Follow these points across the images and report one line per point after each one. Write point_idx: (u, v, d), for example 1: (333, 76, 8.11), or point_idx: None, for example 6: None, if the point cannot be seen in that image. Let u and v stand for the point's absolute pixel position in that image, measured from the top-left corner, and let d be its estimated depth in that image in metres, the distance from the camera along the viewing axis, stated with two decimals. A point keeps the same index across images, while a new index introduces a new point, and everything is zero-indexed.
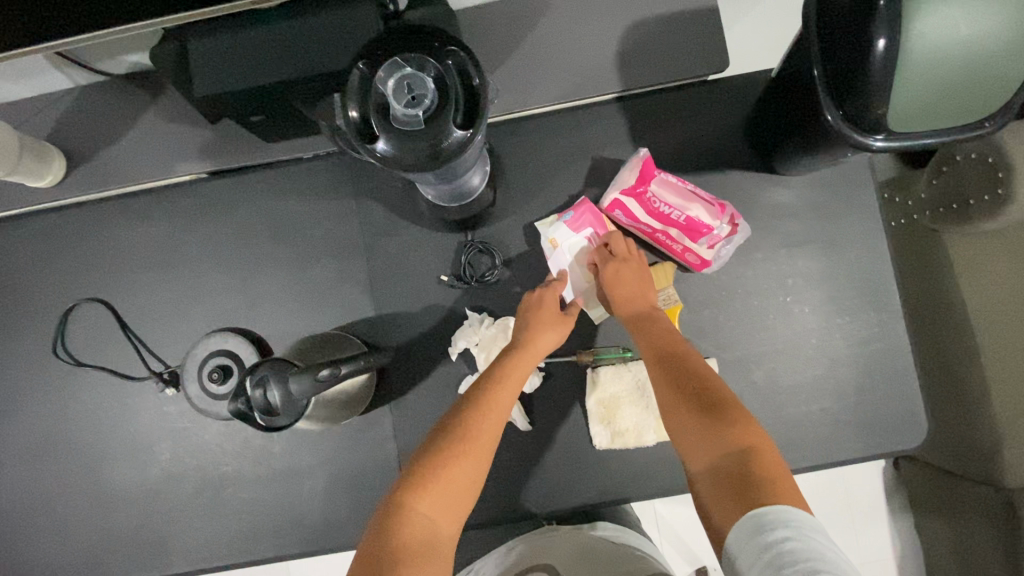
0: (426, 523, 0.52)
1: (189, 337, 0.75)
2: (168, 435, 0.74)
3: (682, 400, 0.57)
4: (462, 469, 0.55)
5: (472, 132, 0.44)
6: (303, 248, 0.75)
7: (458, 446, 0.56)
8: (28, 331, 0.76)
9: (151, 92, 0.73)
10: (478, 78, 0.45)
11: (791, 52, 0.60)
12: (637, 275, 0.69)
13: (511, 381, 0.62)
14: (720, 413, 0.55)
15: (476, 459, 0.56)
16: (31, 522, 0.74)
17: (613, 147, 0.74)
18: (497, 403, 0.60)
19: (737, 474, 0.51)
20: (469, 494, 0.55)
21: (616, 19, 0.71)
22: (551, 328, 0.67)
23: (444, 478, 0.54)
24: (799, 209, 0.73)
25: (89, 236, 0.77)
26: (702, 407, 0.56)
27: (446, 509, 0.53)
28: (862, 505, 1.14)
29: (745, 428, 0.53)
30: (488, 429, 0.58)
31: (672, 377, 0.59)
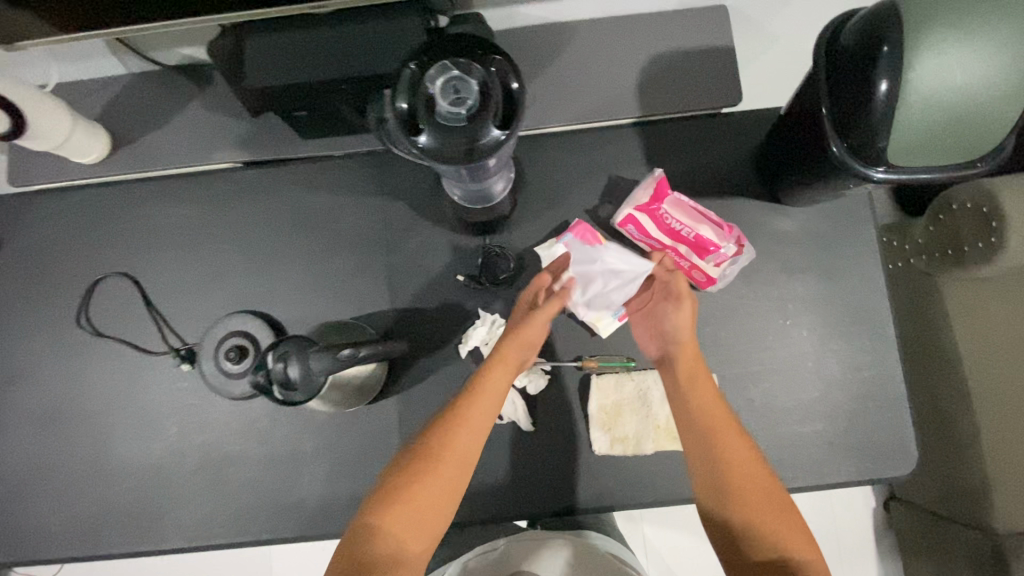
0: (399, 534, 0.59)
1: (207, 316, 0.78)
2: (178, 411, 0.76)
3: (735, 479, 0.62)
4: (430, 489, 0.60)
5: (508, 134, 0.48)
6: (327, 240, 0.79)
7: (424, 470, 0.61)
8: (49, 299, 0.78)
9: (200, 84, 0.79)
10: (518, 84, 0.48)
11: (801, 89, 0.65)
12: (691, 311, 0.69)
13: (484, 400, 0.64)
14: (766, 503, 0.62)
15: (446, 477, 0.61)
16: (31, 488, 0.75)
17: (629, 165, 0.78)
18: (468, 425, 0.63)
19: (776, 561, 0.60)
20: (435, 512, 0.61)
21: (637, 51, 0.77)
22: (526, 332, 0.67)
23: (410, 501, 0.60)
24: (802, 237, 0.76)
25: (118, 213, 0.80)
26: (752, 490, 0.62)
27: (415, 525, 0.60)
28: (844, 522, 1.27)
29: (784, 518, 0.61)
30: (454, 452, 0.62)
31: (728, 452, 0.63)
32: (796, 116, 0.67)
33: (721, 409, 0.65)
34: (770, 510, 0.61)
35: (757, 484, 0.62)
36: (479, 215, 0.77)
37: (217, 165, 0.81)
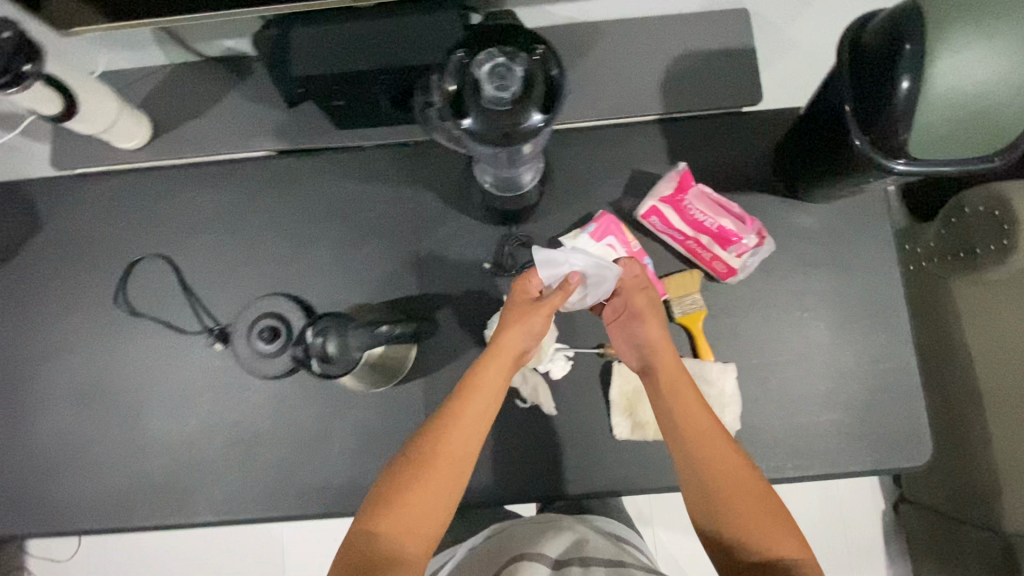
0: (398, 537, 0.61)
1: (241, 298, 0.80)
2: (210, 388, 0.78)
3: (722, 483, 0.65)
4: (423, 496, 0.63)
5: (548, 118, 0.50)
6: (357, 226, 0.81)
7: (414, 478, 0.63)
8: (89, 278, 0.81)
9: (239, 75, 0.82)
10: (559, 72, 0.51)
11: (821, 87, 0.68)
12: (655, 321, 0.72)
13: (473, 405, 0.66)
14: (753, 506, 0.64)
15: (438, 483, 0.63)
16: (66, 462, 0.77)
17: (652, 159, 0.80)
18: (459, 428, 0.65)
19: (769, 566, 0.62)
20: (434, 514, 0.63)
21: (661, 51, 0.80)
22: (514, 337, 0.68)
23: (405, 505, 0.62)
24: (821, 232, 0.78)
25: (155, 196, 0.82)
26: (740, 492, 0.64)
27: (411, 528, 0.62)
28: (848, 514, 1.30)
29: (772, 514, 0.64)
30: (446, 455, 0.64)
31: (711, 458, 0.65)
32: (814, 114, 0.69)
33: (705, 418, 0.67)
34: (757, 514, 0.64)
35: (745, 485, 0.64)
36: (506, 205, 0.79)
37: (253, 153, 0.84)
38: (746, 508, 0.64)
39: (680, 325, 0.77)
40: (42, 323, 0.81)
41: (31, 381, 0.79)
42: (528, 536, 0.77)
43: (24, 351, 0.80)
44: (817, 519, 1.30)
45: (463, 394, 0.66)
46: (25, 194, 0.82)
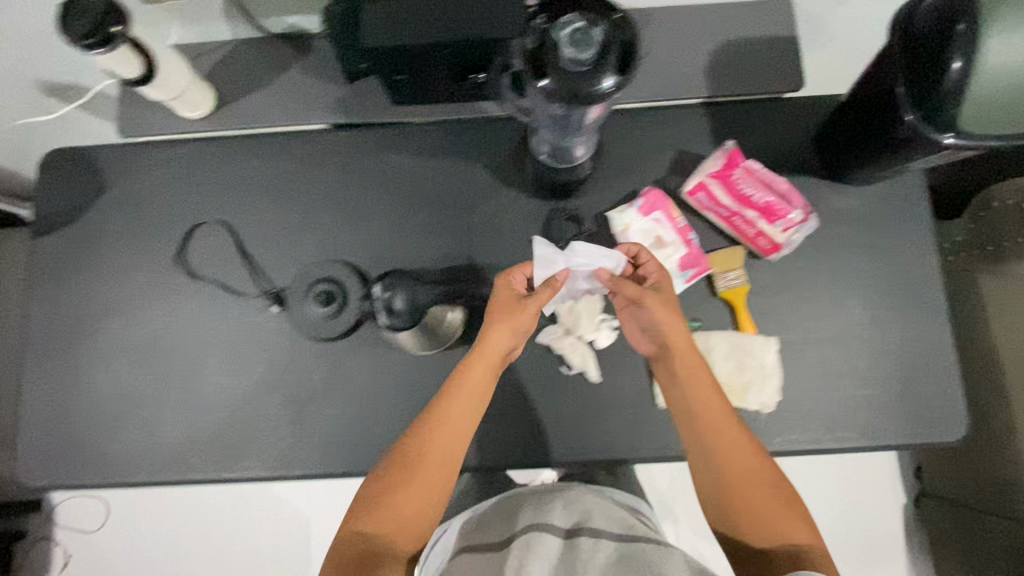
0: (396, 524, 0.70)
1: (296, 264, 0.83)
2: (265, 349, 0.81)
3: (732, 463, 0.70)
4: (413, 490, 0.70)
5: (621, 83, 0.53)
6: (409, 198, 0.84)
7: (407, 476, 0.70)
8: (152, 241, 0.85)
9: (301, 51, 0.85)
10: (633, 38, 0.53)
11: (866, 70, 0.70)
12: (672, 316, 0.72)
13: (458, 406, 0.71)
14: (762, 491, 0.71)
15: (428, 478, 0.71)
16: (125, 414, 0.81)
17: (696, 140, 0.83)
18: (441, 429, 0.71)
19: (776, 546, 0.69)
20: (424, 504, 0.71)
21: (707, 37, 0.83)
22: (497, 339, 0.73)
23: (398, 498, 0.70)
24: (860, 213, 0.81)
25: (216, 165, 0.86)
26: (747, 469, 0.70)
27: (404, 515, 0.70)
28: (868, 507, 1.31)
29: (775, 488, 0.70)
30: (429, 455, 0.71)
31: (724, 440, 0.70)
32: (857, 96, 0.72)
33: (721, 407, 0.72)
34: (766, 497, 0.70)
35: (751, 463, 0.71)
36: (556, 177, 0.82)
37: (311, 127, 0.87)
38: (756, 492, 0.70)
39: (722, 299, 0.79)
40: (105, 282, 0.84)
41: (94, 337, 0.83)
42: (534, 506, 0.79)
43: (88, 308, 0.84)
44: None
45: (450, 397, 0.71)
46: (93, 159, 0.86)
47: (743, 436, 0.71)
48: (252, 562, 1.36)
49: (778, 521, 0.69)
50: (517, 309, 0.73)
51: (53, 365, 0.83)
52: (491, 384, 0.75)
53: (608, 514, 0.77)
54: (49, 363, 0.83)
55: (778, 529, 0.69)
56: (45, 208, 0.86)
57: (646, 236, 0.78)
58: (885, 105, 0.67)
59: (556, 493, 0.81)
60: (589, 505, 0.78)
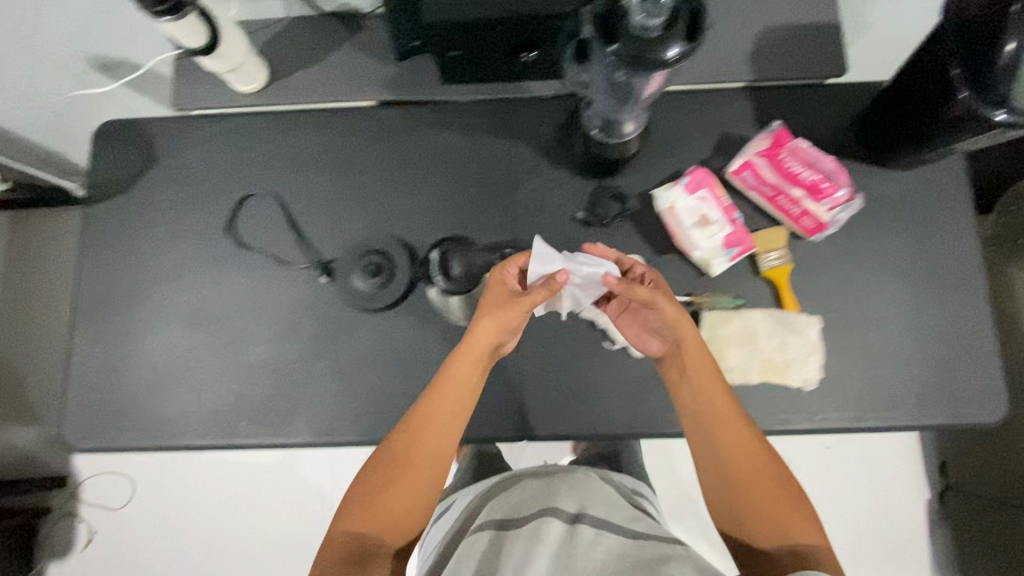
0: (385, 521, 0.68)
1: (344, 235, 0.84)
2: (313, 318, 0.83)
3: (735, 461, 0.69)
4: (402, 487, 0.69)
5: (685, 53, 0.54)
6: (455, 174, 0.85)
7: (395, 474, 0.69)
8: (202, 211, 0.86)
9: (352, 30, 0.88)
10: (703, 10, 0.54)
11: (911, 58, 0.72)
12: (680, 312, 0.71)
13: (443, 402, 0.69)
14: (769, 491, 0.68)
15: (415, 476, 0.69)
16: (175, 380, 0.83)
17: (741, 122, 0.84)
18: (428, 425, 0.70)
19: (782, 548, 0.66)
20: (412, 501, 0.69)
21: (751, 24, 0.85)
22: (484, 335, 0.70)
23: (387, 494, 0.68)
24: (904, 196, 0.81)
25: (265, 137, 0.87)
26: (752, 467, 0.69)
27: (393, 512, 0.68)
28: (892, 499, 1.31)
29: (781, 487, 0.69)
30: (416, 451, 0.69)
31: (727, 436, 0.70)
32: (904, 83, 0.73)
33: (728, 404, 0.71)
34: (772, 497, 0.68)
35: (756, 461, 0.69)
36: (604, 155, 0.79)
37: (359, 102, 0.88)
38: (763, 491, 0.68)
39: (765, 278, 0.80)
40: (155, 251, 0.86)
41: (144, 304, 0.85)
42: (531, 492, 0.79)
43: (138, 276, 0.86)
44: (862, 507, 1.31)
45: (436, 392, 0.70)
46: (144, 130, 0.88)
47: (750, 433, 0.70)
48: (277, 539, 1.38)
49: (785, 522, 0.67)
50: (507, 305, 0.69)
51: (103, 331, 0.84)
52: (481, 377, 0.73)
53: (609, 506, 0.76)
54: (100, 329, 0.84)
55: (784, 530, 0.67)
56: (96, 177, 0.88)
57: (693, 214, 0.78)
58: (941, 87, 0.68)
59: (558, 483, 0.81)
60: (590, 497, 0.77)
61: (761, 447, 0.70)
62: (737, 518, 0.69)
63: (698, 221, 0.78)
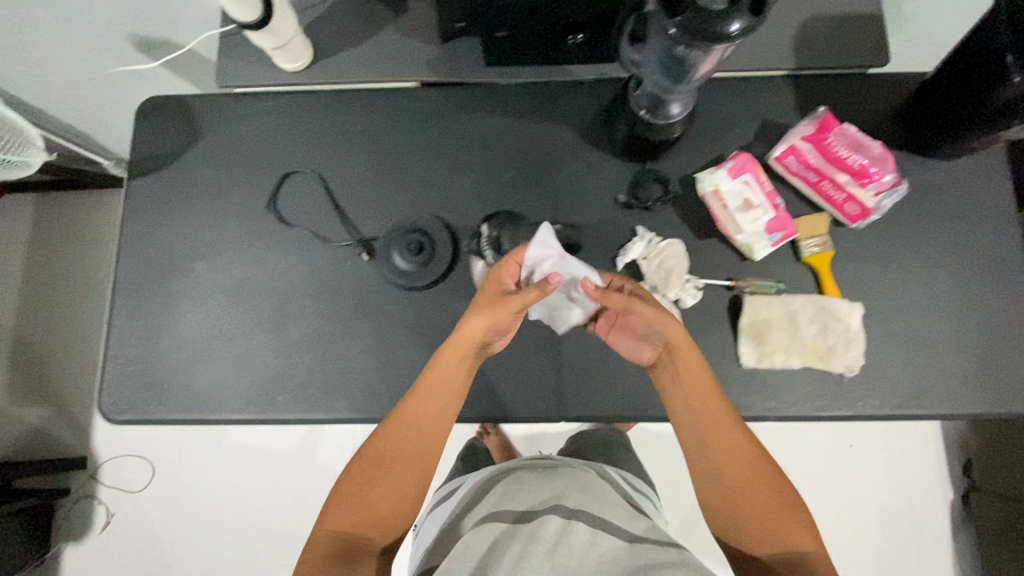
0: (368, 517, 0.69)
1: (385, 214, 0.85)
2: (353, 295, 0.83)
3: (720, 460, 0.70)
4: (388, 480, 0.70)
5: (745, 31, 0.55)
6: (497, 155, 0.86)
7: (384, 470, 0.71)
8: (245, 188, 0.87)
9: (395, 11, 0.86)
10: None
11: (952, 55, 0.73)
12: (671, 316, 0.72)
13: (429, 400, 0.73)
14: (762, 495, 0.68)
15: (402, 472, 0.71)
16: (213, 354, 0.83)
17: (782, 110, 0.85)
18: (417, 419, 0.72)
19: (775, 554, 0.66)
20: (396, 497, 0.70)
21: (800, 11, 0.84)
22: (470, 334, 0.72)
23: (372, 488, 0.70)
24: (945, 186, 0.82)
25: (308, 116, 0.88)
26: (738, 467, 0.70)
27: (377, 506, 0.69)
28: (915, 499, 1.30)
29: (768, 489, 0.69)
30: (404, 445, 0.72)
31: (713, 435, 0.71)
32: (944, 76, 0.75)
33: (721, 408, 0.71)
34: (765, 501, 0.68)
35: (741, 462, 0.70)
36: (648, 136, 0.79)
37: (401, 84, 0.88)
38: (756, 495, 0.68)
39: (805, 264, 0.80)
40: (196, 226, 0.86)
41: (184, 279, 0.85)
42: (531, 478, 0.74)
43: (178, 251, 0.86)
44: (884, 505, 1.31)
45: (424, 388, 0.73)
46: (188, 107, 0.88)
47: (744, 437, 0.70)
48: (296, 526, 1.38)
49: (777, 526, 0.66)
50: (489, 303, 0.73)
51: (143, 304, 0.85)
52: (467, 376, 0.76)
53: (609, 504, 0.70)
54: (139, 303, 0.85)
55: (778, 534, 0.66)
56: (140, 152, 0.88)
57: (736, 198, 0.78)
58: (972, 75, 0.70)
59: (555, 476, 0.75)
60: (587, 494, 0.71)
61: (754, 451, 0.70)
62: (725, 520, 0.69)
63: (742, 205, 0.78)
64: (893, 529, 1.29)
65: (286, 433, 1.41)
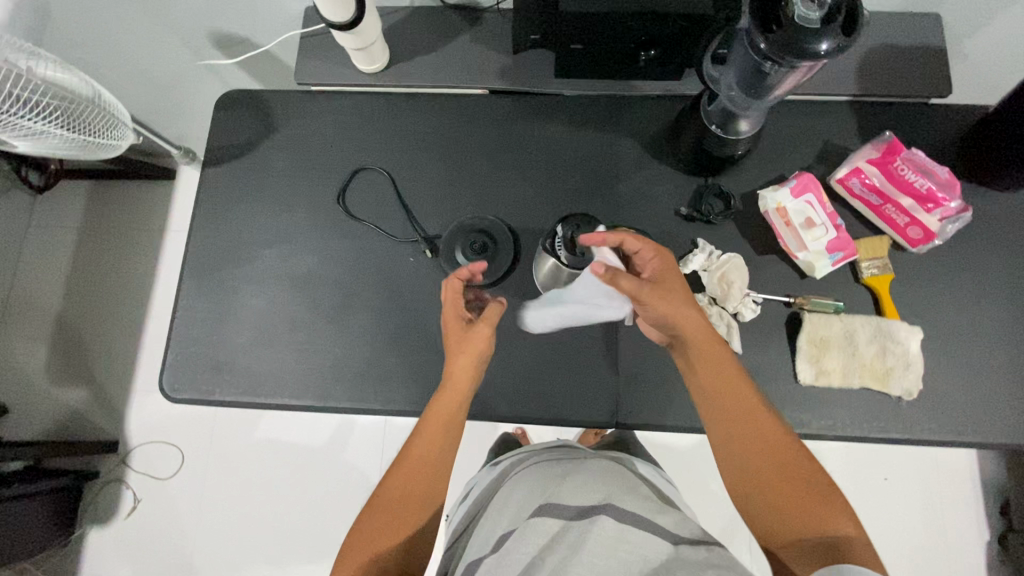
0: (379, 540, 0.65)
1: (449, 214, 0.87)
2: (413, 290, 0.84)
3: (745, 444, 0.66)
4: (400, 500, 0.67)
5: (833, 54, 0.59)
6: (561, 163, 0.88)
7: (398, 501, 0.67)
8: (314, 181, 0.89)
9: (470, 21, 0.90)
10: (862, 19, 0.59)
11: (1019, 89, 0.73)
12: (681, 295, 0.71)
13: (429, 434, 0.69)
14: (789, 480, 0.63)
15: (414, 508, 0.67)
16: (275, 339, 0.85)
17: (844, 135, 0.86)
18: (421, 433, 0.70)
19: (807, 542, 0.60)
20: (408, 517, 0.67)
21: (868, 39, 0.86)
22: (461, 363, 0.72)
23: (386, 512, 0.66)
24: (1005, 217, 0.83)
25: (380, 116, 0.91)
26: (767, 451, 0.65)
27: (388, 532, 0.65)
28: (951, 539, 1.27)
29: (799, 473, 0.63)
30: (409, 466, 0.69)
31: (735, 419, 0.67)
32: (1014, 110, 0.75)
33: (744, 392, 0.68)
34: (795, 486, 0.63)
35: (769, 446, 0.65)
36: (715, 151, 0.82)
37: (471, 91, 0.91)
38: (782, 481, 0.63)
39: (865, 285, 0.81)
40: (266, 214, 0.89)
41: (251, 264, 0.88)
42: (557, 472, 0.71)
43: (247, 238, 0.89)
44: (920, 542, 1.28)
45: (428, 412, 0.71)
46: (266, 102, 0.92)
47: (768, 421, 0.67)
48: (319, 524, 1.37)
49: (808, 510, 0.61)
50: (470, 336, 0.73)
51: (210, 287, 0.87)
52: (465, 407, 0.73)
53: (635, 497, 0.65)
54: (206, 285, 0.87)
55: (809, 520, 0.61)
56: (217, 141, 0.92)
57: (800, 217, 0.80)
58: None
59: (574, 467, 0.71)
60: (613, 486, 0.66)
61: (781, 435, 0.66)
62: (753, 508, 0.64)
63: (804, 224, 0.80)
64: (929, 569, 1.26)
65: (316, 430, 1.41)
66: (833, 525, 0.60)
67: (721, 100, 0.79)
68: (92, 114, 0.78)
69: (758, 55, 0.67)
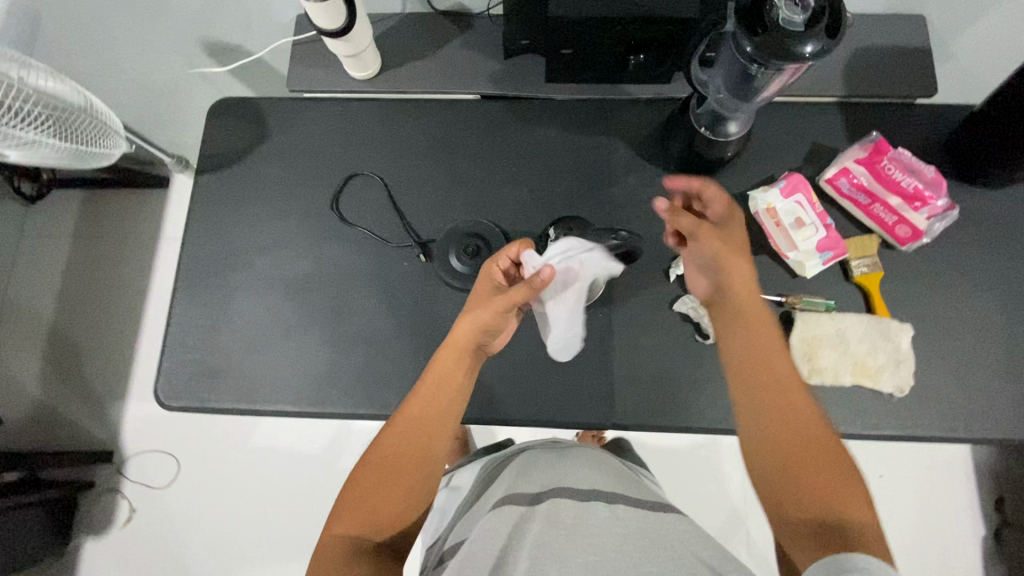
0: (361, 511, 0.62)
1: (442, 218, 0.88)
2: (408, 294, 0.85)
3: (772, 416, 0.61)
4: (383, 474, 0.64)
5: (815, 56, 0.60)
6: (552, 166, 0.89)
7: (383, 474, 0.64)
8: (308, 187, 0.90)
9: (461, 28, 0.90)
10: (845, 22, 0.60)
11: (1001, 88, 0.74)
12: (740, 241, 0.72)
13: (425, 399, 0.68)
14: (812, 460, 0.58)
15: (400, 486, 0.64)
16: (270, 345, 0.85)
17: (832, 136, 0.87)
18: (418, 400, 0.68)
19: (816, 520, 0.55)
20: (393, 491, 0.63)
21: (853, 41, 0.87)
22: (466, 329, 0.70)
23: (369, 484, 0.64)
24: (992, 214, 0.84)
25: (372, 122, 0.91)
26: (795, 429, 0.60)
27: (369, 505, 0.63)
28: (948, 535, 1.28)
29: (826, 457, 0.58)
30: (396, 438, 0.66)
31: (766, 389, 0.63)
32: (997, 109, 0.76)
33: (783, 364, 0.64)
34: (819, 469, 0.58)
35: (798, 424, 0.60)
36: (704, 153, 0.83)
37: (463, 95, 0.92)
38: (810, 460, 0.58)
39: (856, 284, 0.82)
40: (260, 221, 0.89)
41: (245, 271, 0.88)
42: (555, 463, 0.71)
43: (241, 245, 0.89)
44: (917, 536, 1.28)
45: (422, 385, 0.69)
46: (259, 109, 0.92)
47: (799, 393, 0.62)
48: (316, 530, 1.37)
49: (828, 492, 0.56)
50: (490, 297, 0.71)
51: (204, 294, 0.87)
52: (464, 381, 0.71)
53: (627, 486, 0.67)
54: (200, 292, 0.87)
55: (823, 499, 0.56)
56: (209, 148, 0.92)
57: (790, 216, 0.81)
58: (1015, 112, 0.73)
59: (570, 460, 0.72)
60: (607, 476, 0.68)
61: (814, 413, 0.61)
62: (768, 485, 0.59)
63: (795, 224, 0.81)
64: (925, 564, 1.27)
65: (312, 437, 1.41)
66: (849, 514, 0.55)
67: (710, 102, 0.80)
68: (83, 123, 0.78)
69: (744, 57, 0.68)
